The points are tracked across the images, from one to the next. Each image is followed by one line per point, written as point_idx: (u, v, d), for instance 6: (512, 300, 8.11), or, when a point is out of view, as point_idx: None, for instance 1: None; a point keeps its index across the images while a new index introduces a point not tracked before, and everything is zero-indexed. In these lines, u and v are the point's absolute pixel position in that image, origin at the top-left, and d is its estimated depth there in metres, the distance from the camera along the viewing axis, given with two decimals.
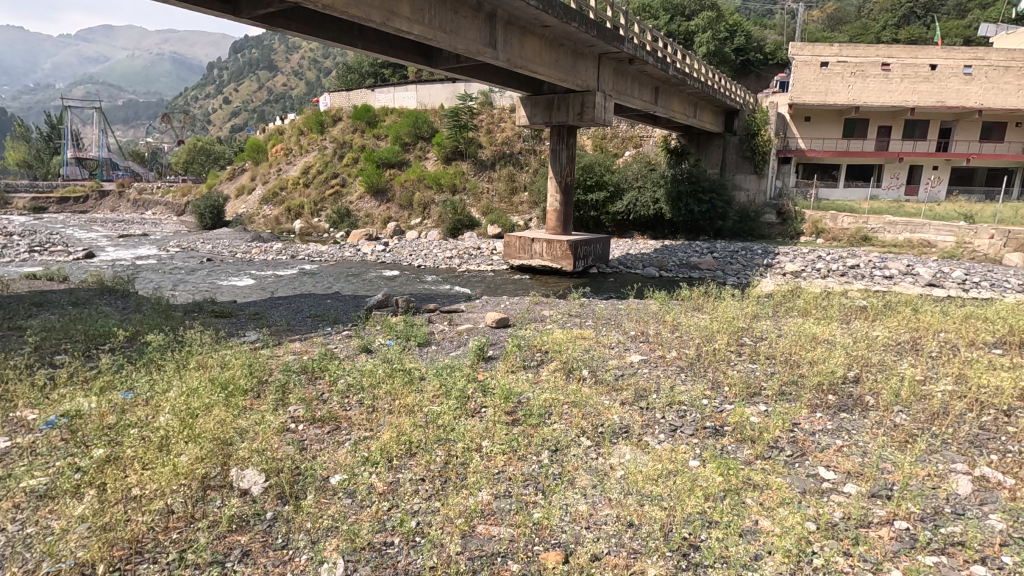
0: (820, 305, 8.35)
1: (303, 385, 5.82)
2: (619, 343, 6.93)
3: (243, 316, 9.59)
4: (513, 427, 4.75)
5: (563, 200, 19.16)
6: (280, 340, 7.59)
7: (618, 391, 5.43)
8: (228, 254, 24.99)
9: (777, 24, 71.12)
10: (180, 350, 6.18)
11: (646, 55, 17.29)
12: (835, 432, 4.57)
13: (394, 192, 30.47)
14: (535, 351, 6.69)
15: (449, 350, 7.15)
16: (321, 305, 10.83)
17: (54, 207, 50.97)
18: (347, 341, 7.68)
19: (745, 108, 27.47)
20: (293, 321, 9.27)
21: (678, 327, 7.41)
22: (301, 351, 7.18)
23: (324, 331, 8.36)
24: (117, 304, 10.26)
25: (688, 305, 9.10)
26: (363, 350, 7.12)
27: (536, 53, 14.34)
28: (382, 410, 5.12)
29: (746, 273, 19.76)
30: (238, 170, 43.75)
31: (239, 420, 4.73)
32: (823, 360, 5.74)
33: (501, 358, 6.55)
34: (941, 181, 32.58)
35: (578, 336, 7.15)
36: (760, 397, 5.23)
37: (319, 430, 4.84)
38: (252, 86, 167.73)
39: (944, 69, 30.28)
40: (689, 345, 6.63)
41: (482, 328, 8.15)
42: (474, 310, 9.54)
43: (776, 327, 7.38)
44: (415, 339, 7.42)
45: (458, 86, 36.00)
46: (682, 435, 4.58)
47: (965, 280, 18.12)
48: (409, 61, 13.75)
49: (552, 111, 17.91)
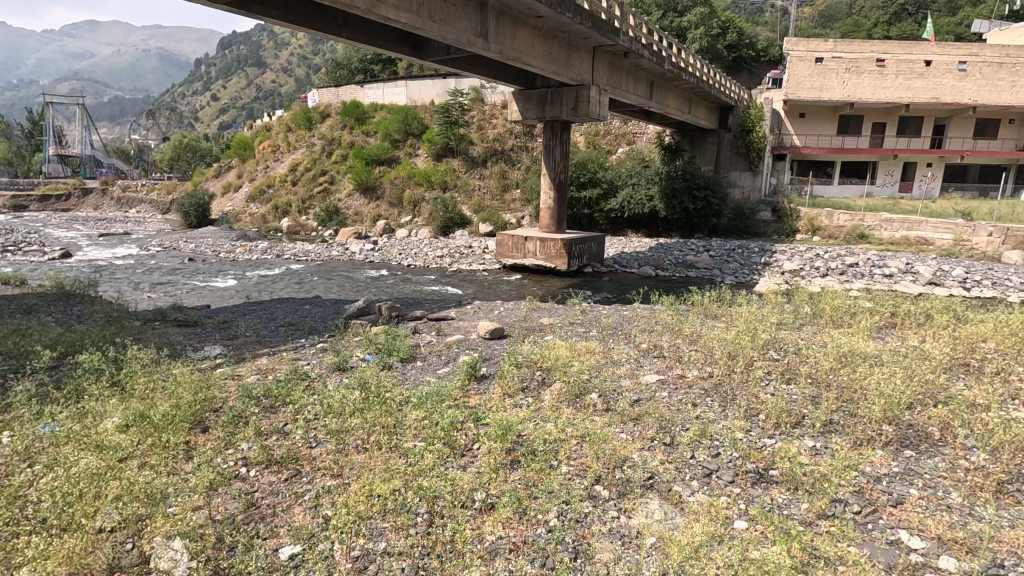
0: (840, 314, 7.57)
1: (262, 414, 4.96)
2: (630, 359, 6.07)
3: (209, 326, 8.65)
4: (513, 473, 3.90)
5: (558, 198, 18.30)
6: (245, 357, 6.70)
7: (634, 421, 4.60)
8: (210, 254, 23.89)
9: (769, 20, 70.72)
10: (118, 376, 5.27)
11: (641, 49, 16.49)
12: (907, 478, 3.74)
13: (384, 189, 29.45)
14: (535, 369, 5.82)
15: (437, 367, 6.30)
16: (298, 312, 9.94)
17: (35, 205, 49.53)
18: (320, 357, 6.79)
19: (740, 104, 26.84)
20: (265, 330, 8.39)
21: (694, 340, 6.59)
22: (266, 370, 6.26)
23: (297, 343, 7.48)
24: (72, 312, 9.29)
25: (699, 311, 8.29)
26: (337, 368, 6.24)
27: (530, 44, 13.44)
28: (354, 450, 4.25)
29: (744, 272, 19.00)
30: (224, 168, 42.59)
31: (172, 474, 3.85)
32: (870, 382, 4.90)
33: (497, 378, 5.71)
34: (935, 178, 31.99)
35: (582, 351, 6.31)
36: (804, 429, 4.41)
37: (274, 478, 3.97)
38: (240, 83, 165.23)
39: (939, 65, 29.65)
40: (711, 362, 5.81)
41: (473, 339, 7.30)
42: (466, 318, 8.70)
43: (802, 338, 6.59)
44: (398, 354, 6.59)
45: (448, 82, 35.03)
46: (719, 483, 3.75)
47: (966, 279, 17.50)
48: (397, 51, 12.84)
49: (546, 105, 16.99)
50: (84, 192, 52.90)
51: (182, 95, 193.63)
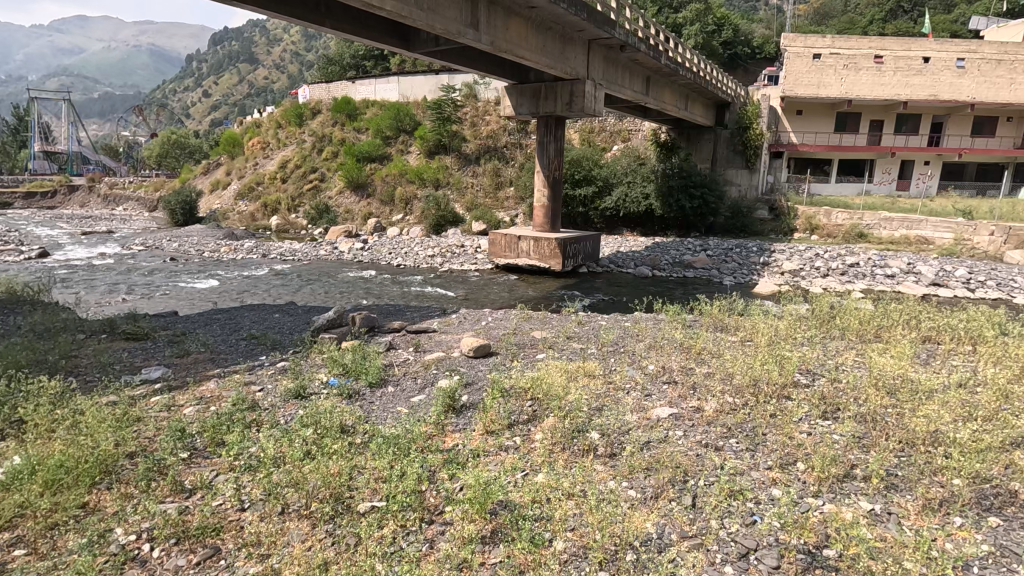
0: (862, 333, 6.69)
1: (189, 463, 4.07)
2: (636, 387, 5.20)
3: (161, 340, 7.72)
4: (492, 557, 3.04)
5: (552, 195, 17.43)
6: (190, 382, 5.79)
7: (646, 474, 3.76)
8: (192, 253, 22.88)
9: (764, 18, 70.01)
10: (18, 413, 4.41)
11: (638, 42, 15.62)
12: (1003, 563, 2.91)
13: (375, 187, 28.45)
14: (524, 399, 4.95)
15: (410, 395, 5.43)
16: (267, 321, 9.03)
17: (20, 203, 48.47)
18: (279, 381, 5.88)
19: (737, 100, 26.07)
20: (224, 345, 7.50)
21: (707, 360, 5.75)
22: (211, 398, 5.35)
23: (256, 362, 6.60)
24: (13, 325, 8.37)
25: (708, 323, 7.45)
26: (294, 397, 5.35)
27: (523, 35, 12.53)
28: (294, 519, 3.38)
29: (743, 273, 18.20)
30: (213, 165, 41.52)
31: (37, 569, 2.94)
32: (926, 423, 4.05)
33: (479, 410, 4.84)
34: (934, 176, 31.32)
35: (579, 375, 5.46)
36: (856, 485, 3.57)
37: (186, 560, 3.09)
38: (230, 79, 162.90)
39: (938, 62, 28.95)
40: (734, 390, 4.95)
41: (454, 357, 6.42)
42: (449, 331, 7.83)
43: (827, 358, 5.80)
44: (366, 378, 5.70)
45: (441, 77, 34.03)
46: (760, 569, 2.90)
47: (970, 279, 16.82)
48: (383, 43, 11.86)
49: (540, 100, 16.07)
50: (70, 190, 51.34)
51: (172, 92, 191.47)
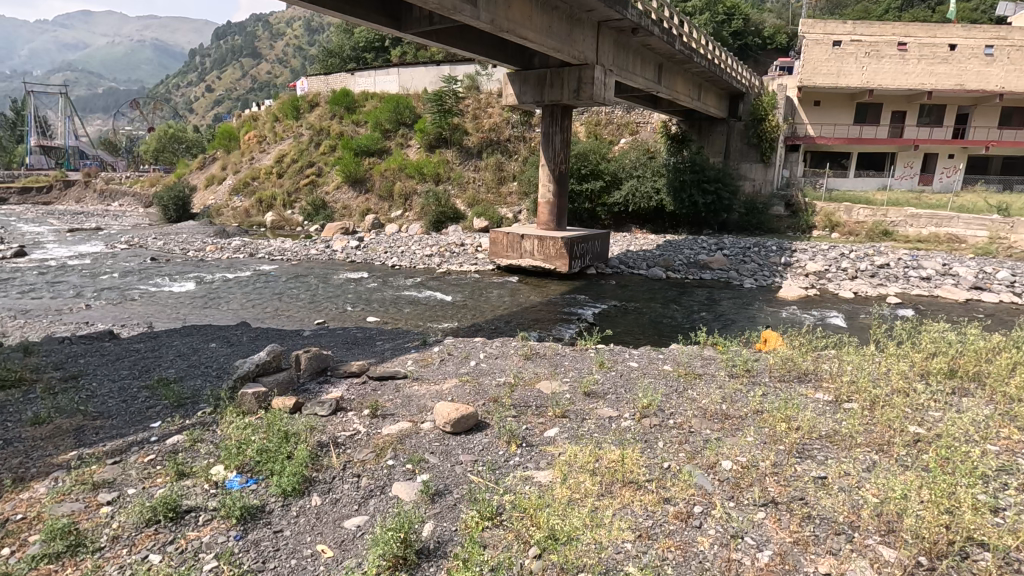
0: (1007, 399, 4.57)
1: None
2: (713, 515, 3.11)
3: (44, 390, 5.66)
4: None
5: (558, 192, 15.27)
6: (8, 485, 3.74)
7: None
8: (176, 251, 20.86)
9: (775, 8, 66.97)
10: None
11: (653, 24, 13.46)
12: None
13: (372, 182, 26.36)
14: (530, 546, 2.87)
15: (343, 517, 3.37)
16: (212, 355, 6.99)
17: (16, 199, 46.81)
18: (151, 481, 3.79)
19: (752, 91, 23.75)
20: (122, 398, 5.44)
21: (816, 457, 3.71)
22: (16, 526, 3.28)
23: (145, 436, 4.55)
24: None
25: (782, 372, 5.44)
26: (156, 523, 3.28)
27: (527, 11, 10.36)
28: None
29: (765, 273, 16.15)
30: (209, 159, 39.53)
31: None
32: None
33: (449, 569, 2.78)
34: (958, 170, 28.65)
35: (621, 490, 3.35)
36: None
37: None
38: (232, 73, 160.68)
39: (964, 49, 26.46)
40: (888, 534, 2.90)
41: (425, 433, 4.33)
42: (427, 377, 5.78)
43: (1000, 456, 3.72)
44: (277, 489, 3.58)
45: (441, 70, 31.67)
46: None
47: (1015, 282, 14.67)
48: (369, 23, 9.58)
49: (544, 88, 13.89)
50: (65, 184, 49.23)
51: (177, 87, 189.55)
